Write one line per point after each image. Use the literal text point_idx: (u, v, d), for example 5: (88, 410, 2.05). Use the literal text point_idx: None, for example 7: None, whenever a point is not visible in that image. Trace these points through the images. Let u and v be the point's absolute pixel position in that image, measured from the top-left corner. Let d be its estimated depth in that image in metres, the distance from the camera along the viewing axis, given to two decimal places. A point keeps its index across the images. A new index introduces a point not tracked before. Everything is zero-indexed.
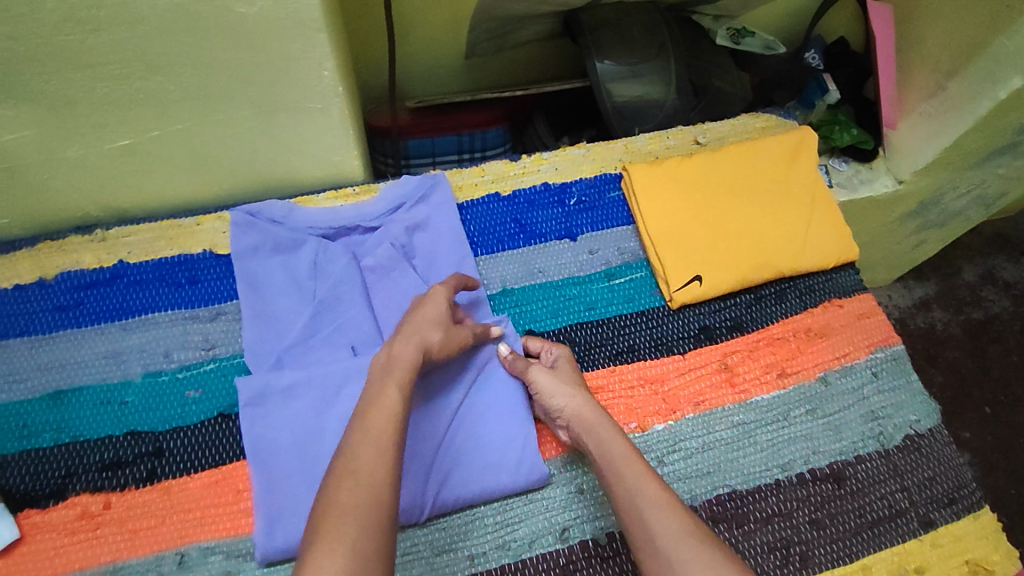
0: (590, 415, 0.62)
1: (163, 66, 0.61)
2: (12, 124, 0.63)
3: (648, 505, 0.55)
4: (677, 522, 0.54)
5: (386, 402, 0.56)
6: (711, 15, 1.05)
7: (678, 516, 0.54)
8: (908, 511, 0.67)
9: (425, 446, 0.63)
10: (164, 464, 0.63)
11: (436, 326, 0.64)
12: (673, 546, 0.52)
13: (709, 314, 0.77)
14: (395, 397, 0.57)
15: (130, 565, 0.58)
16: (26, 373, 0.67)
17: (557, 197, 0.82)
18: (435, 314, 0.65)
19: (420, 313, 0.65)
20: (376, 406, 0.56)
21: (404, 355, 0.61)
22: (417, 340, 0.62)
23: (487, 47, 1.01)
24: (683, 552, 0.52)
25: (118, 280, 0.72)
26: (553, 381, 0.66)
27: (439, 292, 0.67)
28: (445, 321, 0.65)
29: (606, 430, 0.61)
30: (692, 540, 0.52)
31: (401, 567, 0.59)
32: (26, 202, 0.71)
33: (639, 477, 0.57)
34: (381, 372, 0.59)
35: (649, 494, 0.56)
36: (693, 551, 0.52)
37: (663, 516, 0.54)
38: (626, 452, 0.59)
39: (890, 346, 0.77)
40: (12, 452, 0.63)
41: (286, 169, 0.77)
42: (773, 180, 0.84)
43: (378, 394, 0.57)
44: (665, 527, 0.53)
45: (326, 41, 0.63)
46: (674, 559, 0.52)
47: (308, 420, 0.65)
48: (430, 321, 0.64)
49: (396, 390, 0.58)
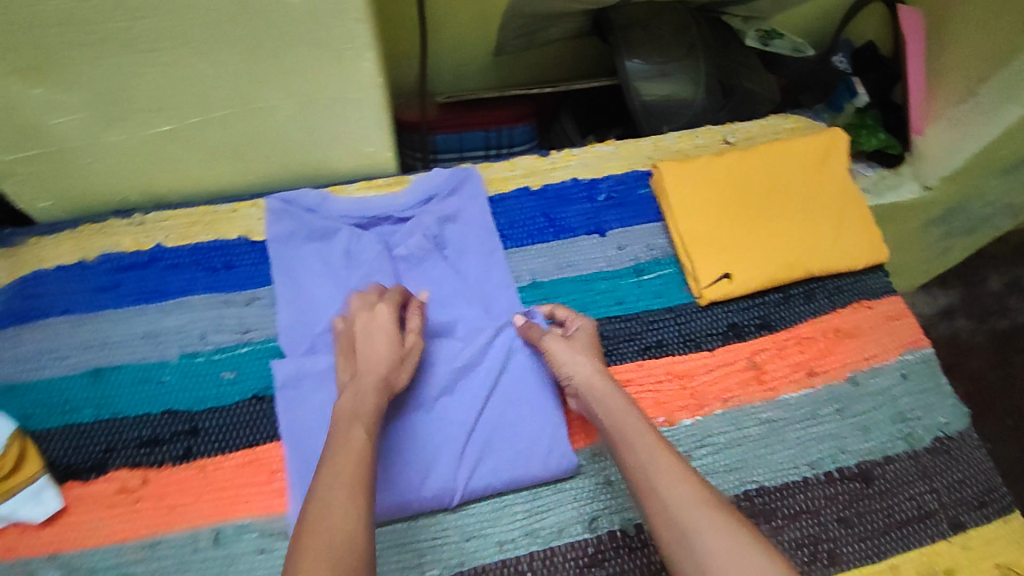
0: (600, 386, 0.63)
1: (206, 52, 0.61)
2: (63, 108, 0.64)
3: (660, 473, 0.55)
4: (692, 489, 0.54)
5: (354, 446, 0.55)
6: (740, 15, 1.07)
7: (692, 483, 0.55)
8: (937, 512, 0.67)
9: (454, 430, 0.65)
10: (199, 443, 0.65)
11: (388, 359, 0.63)
12: (686, 512, 0.53)
13: (737, 312, 0.77)
14: (364, 438, 0.56)
15: (167, 539, 0.60)
16: (68, 350, 0.69)
17: (587, 192, 0.83)
18: (386, 344, 0.63)
19: (369, 349, 0.63)
20: (342, 452, 0.55)
21: (366, 396, 0.59)
22: (375, 379, 0.61)
23: (516, 45, 1.02)
24: (698, 518, 0.52)
25: (156, 264, 0.74)
26: (569, 350, 0.66)
27: (381, 316, 0.65)
28: (396, 348, 0.64)
29: (619, 401, 0.61)
30: (706, 508, 0.53)
31: (431, 551, 0.61)
32: (72, 185, 0.73)
33: (651, 446, 0.57)
34: (347, 419, 0.58)
35: (660, 462, 0.56)
36: (707, 519, 0.52)
37: (675, 484, 0.54)
38: (636, 422, 0.59)
39: (920, 348, 0.77)
40: (55, 426, 0.65)
41: (320, 159, 0.78)
42: (804, 181, 0.83)
43: (346, 440, 0.56)
44: (678, 495, 0.54)
45: (366, 32, 0.63)
46: (689, 525, 0.52)
47: None
48: (381, 354, 0.63)
49: (364, 433, 0.57)
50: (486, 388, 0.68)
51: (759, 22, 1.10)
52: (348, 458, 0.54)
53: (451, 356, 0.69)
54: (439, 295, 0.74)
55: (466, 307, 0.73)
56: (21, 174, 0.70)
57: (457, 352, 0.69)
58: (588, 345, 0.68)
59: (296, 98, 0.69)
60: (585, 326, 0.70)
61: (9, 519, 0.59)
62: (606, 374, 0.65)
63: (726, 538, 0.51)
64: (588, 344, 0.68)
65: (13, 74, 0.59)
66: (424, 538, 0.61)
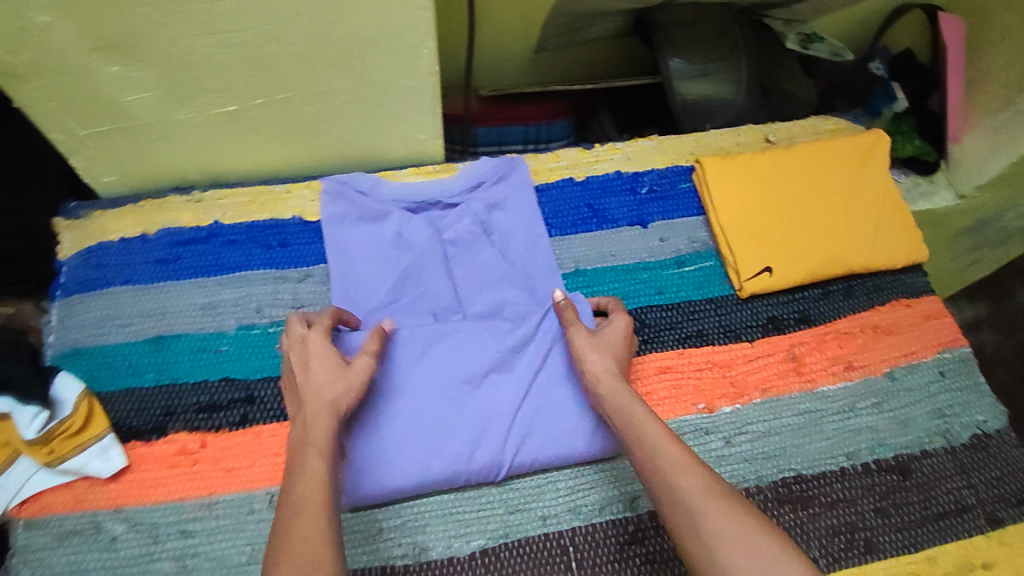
0: (606, 384, 0.64)
1: (277, 35, 0.62)
2: (136, 86, 0.65)
3: (667, 462, 0.56)
4: (698, 478, 0.55)
5: (311, 474, 0.54)
6: (782, 19, 1.08)
7: (699, 472, 0.55)
8: (975, 507, 0.68)
9: (500, 410, 0.68)
10: (255, 410, 0.67)
11: (331, 385, 0.61)
12: (694, 498, 0.53)
13: (777, 306, 0.78)
14: (321, 466, 0.55)
15: (225, 500, 0.63)
16: (130, 318, 0.71)
17: (629, 185, 0.85)
18: (327, 371, 0.61)
19: (309, 380, 0.61)
20: (305, 481, 0.54)
21: (316, 426, 0.58)
22: (321, 407, 0.59)
23: (559, 42, 1.03)
24: (705, 504, 0.53)
25: (213, 239, 0.76)
26: (591, 343, 0.68)
27: (317, 344, 0.63)
28: (339, 373, 0.62)
29: (626, 395, 0.63)
30: (714, 495, 0.53)
31: (476, 521, 0.64)
32: (135, 162, 0.75)
33: (659, 435, 0.58)
34: (298, 451, 0.57)
35: (666, 451, 0.57)
36: (714, 503, 0.53)
37: (682, 473, 0.55)
38: (643, 414, 0.61)
39: (958, 346, 0.78)
40: (118, 389, 0.68)
41: (372, 144, 0.80)
42: (845, 181, 0.84)
43: (303, 470, 0.55)
44: (687, 482, 0.54)
45: (430, 19, 0.65)
46: (696, 512, 0.53)
47: (392, 375, 0.67)
48: (323, 383, 0.61)
49: (320, 460, 0.55)
50: (533, 367, 0.70)
51: (800, 24, 1.10)
52: (308, 486, 0.53)
53: (426, 361, 0.69)
54: (487, 277, 0.76)
55: (513, 290, 0.76)
56: (88, 150, 0.71)
57: (506, 328, 0.71)
58: (620, 341, 0.69)
59: (357, 82, 0.70)
60: (620, 319, 0.70)
61: (79, 472, 0.62)
62: (616, 372, 0.65)
63: (732, 523, 0.51)
64: (617, 339, 0.69)
65: (95, 50, 0.60)
66: (470, 509, 0.65)
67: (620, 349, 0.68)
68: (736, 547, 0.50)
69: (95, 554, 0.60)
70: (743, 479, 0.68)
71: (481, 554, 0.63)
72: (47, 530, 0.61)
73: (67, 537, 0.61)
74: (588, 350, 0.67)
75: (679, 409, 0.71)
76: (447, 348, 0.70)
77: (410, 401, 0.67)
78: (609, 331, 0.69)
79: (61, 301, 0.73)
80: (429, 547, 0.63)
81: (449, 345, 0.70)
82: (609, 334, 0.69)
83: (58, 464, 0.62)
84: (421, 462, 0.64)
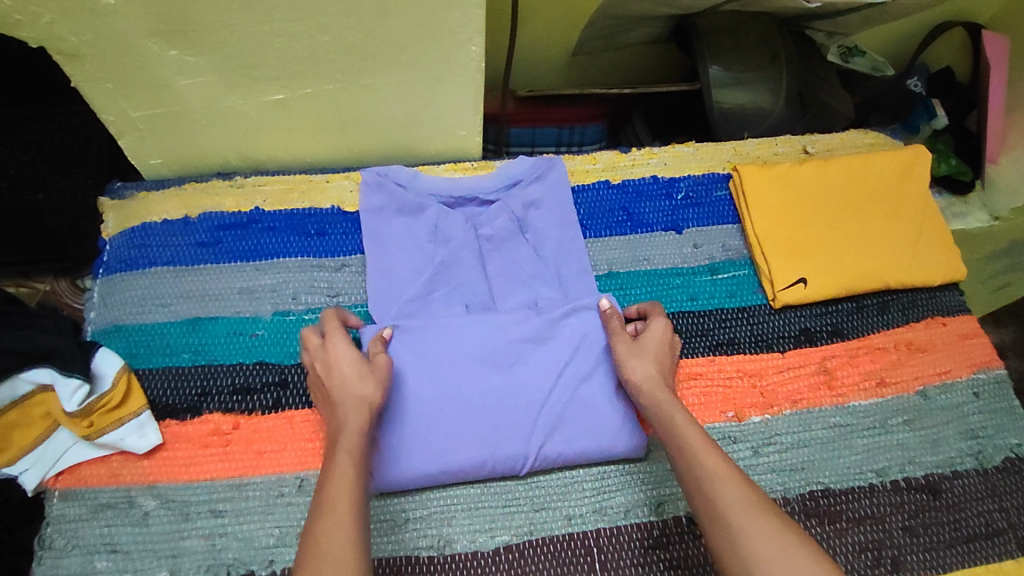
0: (661, 396, 0.64)
1: (330, 26, 0.63)
2: (191, 70, 0.66)
3: (710, 472, 0.56)
4: (741, 490, 0.54)
5: (336, 473, 0.55)
6: (824, 32, 1.04)
7: (740, 485, 0.55)
8: (1005, 531, 0.68)
9: (532, 401, 0.68)
10: (287, 395, 0.68)
11: (362, 380, 0.61)
12: (734, 511, 0.53)
13: (810, 318, 0.78)
14: (349, 466, 0.55)
15: (254, 482, 0.64)
16: (169, 298, 0.73)
17: (665, 190, 0.84)
18: (354, 366, 0.62)
19: (337, 376, 0.62)
20: (334, 483, 0.54)
21: (349, 419, 0.59)
22: (354, 403, 0.60)
23: (596, 46, 1.03)
24: (744, 517, 0.52)
25: (253, 225, 0.77)
26: (637, 350, 0.68)
27: (337, 345, 0.63)
28: (366, 369, 0.62)
29: (670, 407, 0.63)
30: (754, 508, 0.53)
31: (501, 517, 0.64)
32: (181, 146, 0.76)
33: (703, 445, 0.58)
34: (331, 448, 0.58)
35: (708, 464, 0.56)
36: (753, 519, 0.52)
37: (725, 486, 0.55)
38: (687, 423, 0.61)
39: (993, 368, 0.77)
40: (156, 367, 0.69)
41: (413, 138, 0.81)
42: (884, 197, 0.84)
43: (330, 467, 0.55)
44: (731, 492, 0.54)
45: (480, 16, 0.66)
46: (733, 525, 0.52)
47: (427, 359, 0.68)
48: (352, 379, 0.61)
49: (347, 459, 0.56)
50: (563, 365, 0.70)
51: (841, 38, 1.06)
52: (338, 486, 0.54)
53: (454, 350, 0.69)
54: (521, 275, 0.77)
55: (546, 288, 0.76)
56: (138, 132, 0.73)
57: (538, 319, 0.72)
58: (663, 347, 0.68)
59: (403, 75, 0.71)
60: (657, 321, 0.70)
61: (115, 446, 0.64)
62: (663, 384, 0.65)
63: (773, 539, 0.51)
64: (659, 342, 0.68)
65: (155, 34, 0.62)
66: (495, 504, 0.65)
67: (665, 352, 0.68)
68: (778, 563, 0.50)
69: (127, 528, 0.61)
70: (770, 489, 0.68)
71: (505, 551, 0.63)
72: (81, 501, 0.62)
73: (101, 510, 0.62)
74: (628, 357, 0.67)
75: (708, 416, 0.71)
76: (480, 334, 0.70)
77: (444, 385, 0.67)
78: (652, 339, 0.68)
79: (103, 279, 0.74)
80: (453, 540, 0.63)
81: (481, 334, 0.70)
82: (649, 339, 0.68)
83: (96, 438, 0.64)
84: (445, 450, 0.65)
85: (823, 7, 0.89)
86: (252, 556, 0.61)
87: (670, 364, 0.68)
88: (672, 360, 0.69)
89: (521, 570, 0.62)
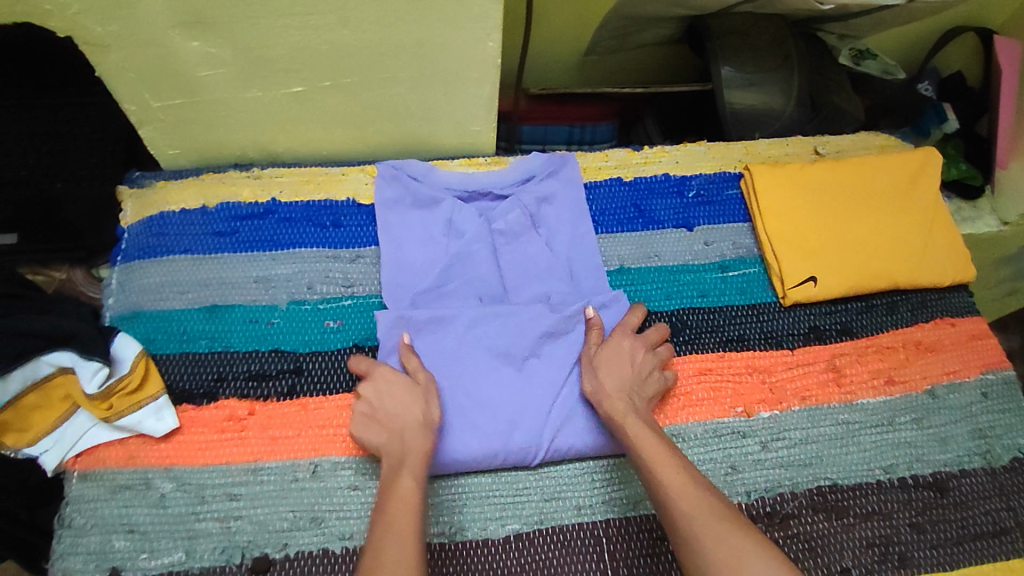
0: (621, 409, 0.65)
1: (350, 19, 0.64)
2: (212, 62, 0.67)
3: (666, 482, 0.58)
4: (695, 501, 0.56)
5: (402, 493, 0.58)
6: (837, 33, 1.04)
7: (698, 494, 0.57)
8: (1013, 530, 0.68)
9: (543, 393, 0.69)
10: (302, 382, 0.69)
11: (415, 404, 0.64)
12: (689, 520, 0.55)
13: (819, 316, 0.78)
14: (412, 486, 0.58)
15: (269, 466, 0.65)
16: (187, 286, 0.74)
17: (677, 188, 0.85)
18: (407, 392, 0.65)
19: (389, 403, 0.65)
20: (394, 505, 0.57)
21: (411, 442, 0.62)
22: (411, 425, 0.63)
23: (609, 45, 1.03)
24: (700, 526, 0.54)
25: (270, 215, 0.78)
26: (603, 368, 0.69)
27: (386, 374, 0.66)
28: (415, 391, 0.65)
29: (632, 421, 0.64)
30: (706, 515, 0.55)
31: (512, 506, 0.65)
32: (200, 136, 0.77)
33: (661, 456, 0.61)
34: (395, 469, 0.60)
35: (664, 475, 0.59)
36: (706, 527, 0.54)
37: (678, 497, 0.57)
38: (646, 434, 0.63)
39: (1002, 369, 0.77)
40: (173, 352, 0.70)
41: (428, 133, 0.82)
42: (894, 197, 0.84)
43: (394, 488, 0.58)
44: (687, 502, 0.56)
45: (498, 12, 0.67)
46: (687, 535, 0.54)
47: (444, 351, 0.70)
48: (402, 404, 0.64)
49: (412, 479, 0.59)
50: (573, 359, 0.71)
51: (853, 40, 1.06)
52: (401, 507, 0.56)
53: (467, 342, 0.70)
54: (533, 269, 0.78)
55: (558, 283, 0.77)
56: (158, 122, 0.74)
57: (550, 315, 0.72)
58: (631, 360, 0.70)
59: (420, 70, 0.72)
60: (619, 333, 0.72)
61: (133, 429, 0.65)
62: (626, 392, 0.67)
63: (726, 544, 0.53)
64: (619, 356, 0.70)
65: (179, 25, 0.63)
66: (507, 493, 0.66)
67: (627, 364, 0.69)
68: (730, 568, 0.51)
69: (145, 509, 0.62)
70: (778, 483, 0.68)
71: (516, 538, 0.64)
72: (100, 482, 0.63)
73: (120, 490, 0.63)
74: (597, 370, 0.69)
75: (717, 411, 0.71)
76: (493, 327, 0.71)
77: (459, 378, 0.69)
78: (615, 353, 0.70)
79: (122, 266, 0.75)
80: (465, 527, 0.64)
81: (492, 327, 0.71)
82: (610, 355, 0.70)
83: (115, 420, 0.65)
84: (457, 438, 0.65)
85: (836, 9, 0.90)
86: (266, 539, 0.62)
87: (633, 374, 0.69)
88: (648, 370, 0.70)
89: (530, 559, 0.63)
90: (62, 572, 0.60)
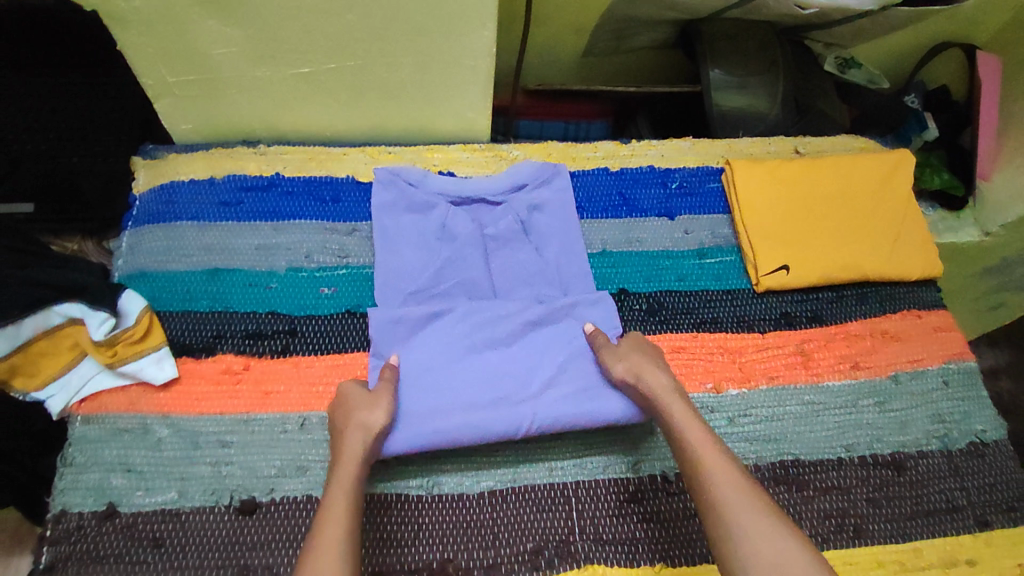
0: (662, 389, 0.67)
1: (356, 5, 0.69)
2: (225, 40, 0.72)
3: (714, 471, 0.60)
4: (741, 492, 0.58)
5: (327, 507, 0.58)
6: (822, 41, 1.06)
7: (742, 484, 0.59)
8: (965, 508, 0.71)
9: (532, 379, 0.72)
10: (296, 342, 0.73)
11: (375, 401, 0.65)
12: (738, 511, 0.57)
13: (792, 303, 0.82)
14: (340, 501, 0.58)
15: (260, 418, 0.69)
16: (192, 250, 0.78)
17: (660, 179, 0.89)
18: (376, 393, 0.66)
19: (343, 408, 0.65)
20: (325, 518, 0.57)
21: (355, 447, 0.62)
22: (361, 426, 0.63)
23: (606, 48, 1.08)
24: (743, 518, 0.56)
25: (273, 188, 0.82)
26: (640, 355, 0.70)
27: (347, 387, 0.67)
28: (370, 396, 0.66)
29: (679, 406, 0.66)
30: (753, 506, 0.57)
31: (488, 464, 0.69)
32: (213, 113, 0.82)
33: (706, 442, 0.62)
34: (332, 477, 0.61)
35: (712, 462, 0.61)
36: (753, 520, 0.56)
37: (724, 487, 0.59)
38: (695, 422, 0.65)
39: (964, 360, 0.80)
40: (176, 310, 0.74)
41: (426, 118, 0.87)
42: (870, 195, 0.88)
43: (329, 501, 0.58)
44: (731, 490, 0.58)
45: (494, 5, 0.71)
46: (736, 525, 0.56)
47: (440, 348, 0.72)
48: (358, 408, 0.65)
49: (341, 495, 0.59)
50: (557, 347, 0.74)
51: (839, 49, 1.08)
52: (326, 521, 0.57)
53: (451, 332, 0.73)
54: (524, 273, 0.81)
55: (547, 287, 0.81)
56: (174, 96, 0.79)
57: (534, 313, 0.75)
58: (650, 348, 0.72)
59: (420, 57, 0.77)
60: (634, 335, 0.74)
61: (135, 376, 0.69)
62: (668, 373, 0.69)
63: (775, 541, 0.55)
64: (637, 343, 0.72)
65: (196, 4, 0.67)
66: (481, 451, 0.70)
67: (652, 354, 0.71)
68: (775, 554, 0.54)
69: (142, 451, 0.66)
70: (743, 456, 0.72)
71: (488, 495, 0.67)
72: (102, 425, 0.68)
73: (119, 434, 0.67)
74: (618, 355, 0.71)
75: (688, 386, 0.75)
76: (482, 316, 0.75)
77: (452, 367, 0.71)
78: (635, 343, 0.72)
79: (132, 230, 0.80)
80: (441, 481, 0.68)
81: (479, 320, 0.74)
82: (628, 344, 0.72)
83: (118, 367, 0.69)
84: (436, 417, 0.67)
85: (821, 17, 0.94)
86: (254, 483, 0.66)
87: (655, 356, 0.71)
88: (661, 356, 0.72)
89: (501, 513, 0.67)
90: (62, 505, 0.64)
